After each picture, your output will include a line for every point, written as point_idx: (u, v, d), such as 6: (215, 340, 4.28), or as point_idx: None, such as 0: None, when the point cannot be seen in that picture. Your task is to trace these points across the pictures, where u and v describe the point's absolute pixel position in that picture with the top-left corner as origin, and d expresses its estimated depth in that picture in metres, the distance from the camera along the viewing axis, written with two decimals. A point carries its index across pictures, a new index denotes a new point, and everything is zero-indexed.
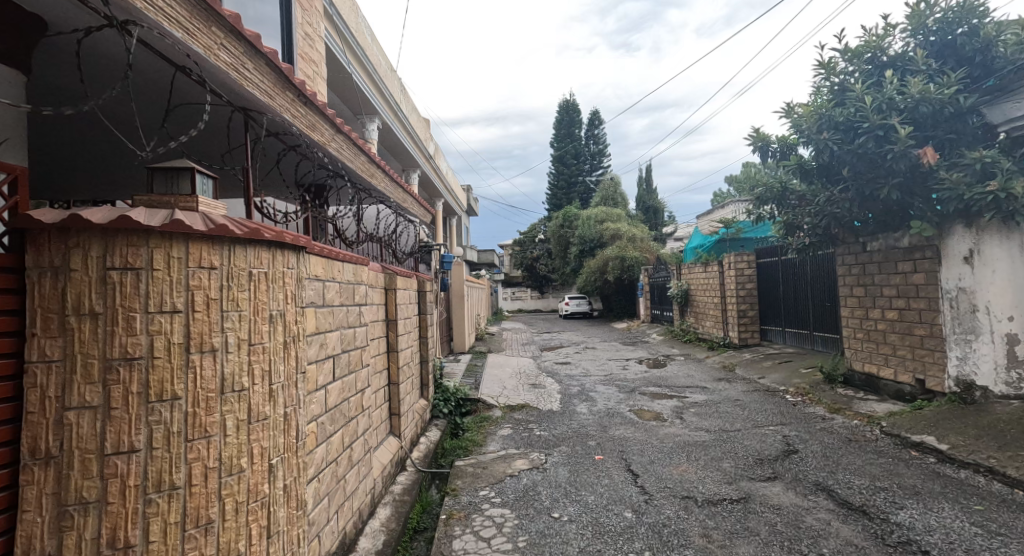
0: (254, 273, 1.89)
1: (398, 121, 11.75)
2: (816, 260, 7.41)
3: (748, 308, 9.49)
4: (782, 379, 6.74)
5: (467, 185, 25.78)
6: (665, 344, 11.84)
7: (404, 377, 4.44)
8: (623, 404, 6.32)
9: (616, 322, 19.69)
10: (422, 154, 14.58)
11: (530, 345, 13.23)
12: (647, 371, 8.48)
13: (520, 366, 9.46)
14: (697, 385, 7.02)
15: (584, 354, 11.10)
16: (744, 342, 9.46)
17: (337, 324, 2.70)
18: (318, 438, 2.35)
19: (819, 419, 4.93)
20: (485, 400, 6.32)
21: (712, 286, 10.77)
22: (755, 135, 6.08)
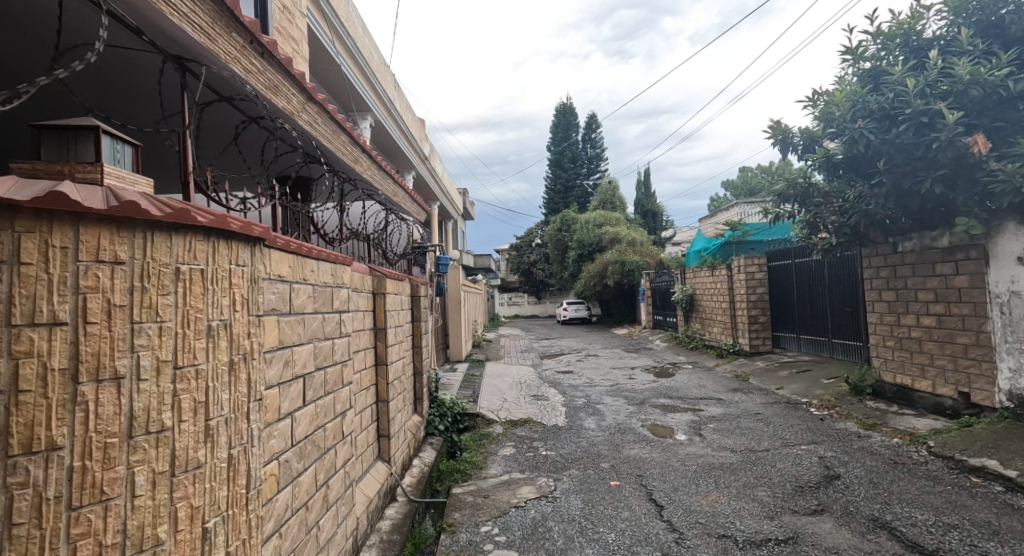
0: (184, 270, 1.39)
1: (392, 119, 11.29)
2: (836, 263, 6.99)
3: (759, 313, 9.05)
4: (804, 391, 6.28)
5: (463, 188, 25.33)
6: (671, 351, 11.38)
7: (395, 394, 3.94)
8: (634, 419, 5.84)
9: (617, 328, 19.22)
10: (417, 154, 14.14)
11: (530, 352, 12.74)
12: (656, 381, 8.00)
13: (521, 375, 8.97)
14: (712, 398, 6.55)
15: (587, 362, 10.62)
16: (756, 350, 9.01)
17: (308, 335, 2.21)
18: (281, 482, 1.86)
19: (854, 437, 4.48)
20: (484, 414, 5.83)
21: (720, 291, 10.34)
22: (775, 127, 5.65)
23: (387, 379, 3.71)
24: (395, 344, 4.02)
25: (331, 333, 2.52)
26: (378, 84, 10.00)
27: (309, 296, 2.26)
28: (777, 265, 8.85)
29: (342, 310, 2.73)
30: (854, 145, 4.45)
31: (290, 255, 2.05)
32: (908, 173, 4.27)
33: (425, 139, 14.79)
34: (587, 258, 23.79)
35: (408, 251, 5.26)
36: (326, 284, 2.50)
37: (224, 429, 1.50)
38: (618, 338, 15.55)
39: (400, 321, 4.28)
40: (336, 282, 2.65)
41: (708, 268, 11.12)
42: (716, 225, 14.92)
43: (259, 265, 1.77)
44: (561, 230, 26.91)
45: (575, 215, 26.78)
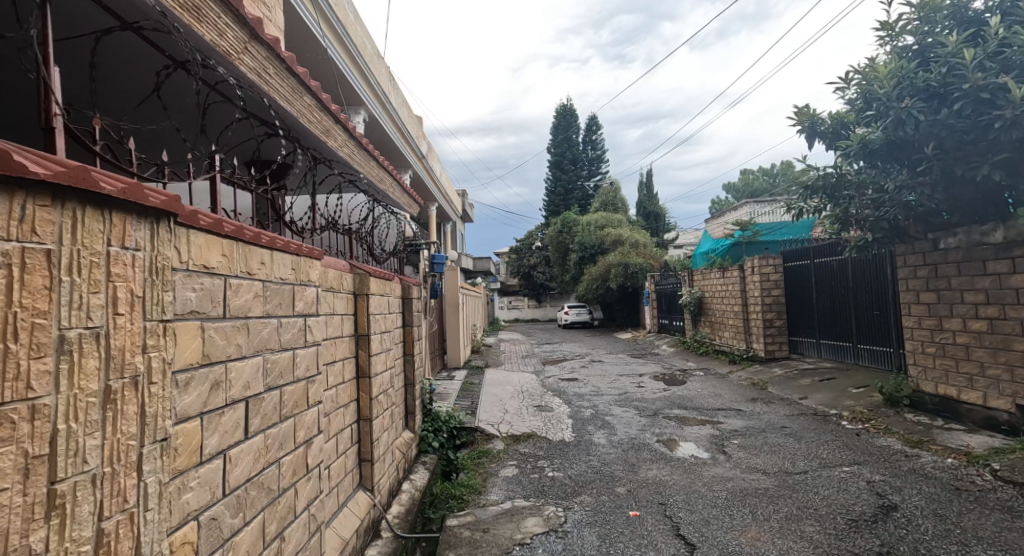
0: (8, 245, 0.86)
1: (387, 113, 10.84)
2: (862, 262, 6.53)
3: (774, 317, 8.57)
4: (831, 401, 5.78)
5: (462, 189, 24.91)
6: (679, 357, 10.89)
7: (381, 411, 3.43)
8: (647, 433, 5.35)
9: (620, 332, 18.74)
10: (414, 152, 13.69)
11: (531, 358, 12.25)
12: (667, 390, 7.50)
13: (522, 383, 8.47)
14: (731, 409, 6.05)
15: (592, 368, 10.12)
16: (772, 356, 8.51)
17: (253, 345, 1.69)
18: (202, 550, 1.34)
19: (900, 456, 3.97)
20: (484, 428, 5.33)
21: (731, 294, 9.87)
22: (800, 113, 5.18)
23: (371, 394, 3.21)
24: (381, 353, 3.51)
25: (291, 343, 2.01)
26: (371, 76, 9.55)
27: (255, 295, 1.74)
28: (794, 266, 8.37)
29: (308, 314, 2.21)
30: (897, 128, 3.97)
31: (223, 240, 1.53)
32: (960, 159, 3.80)
33: (422, 137, 14.36)
34: (589, 261, 23.33)
35: (399, 248, 4.76)
36: (283, 281, 1.98)
37: (85, 494, 0.98)
38: (622, 343, 15.06)
39: (388, 327, 3.78)
40: (299, 278, 2.13)
41: (718, 270, 10.65)
42: (723, 225, 14.45)
43: (166, 250, 1.25)
44: (562, 232, 26.45)
45: (576, 217, 26.34)
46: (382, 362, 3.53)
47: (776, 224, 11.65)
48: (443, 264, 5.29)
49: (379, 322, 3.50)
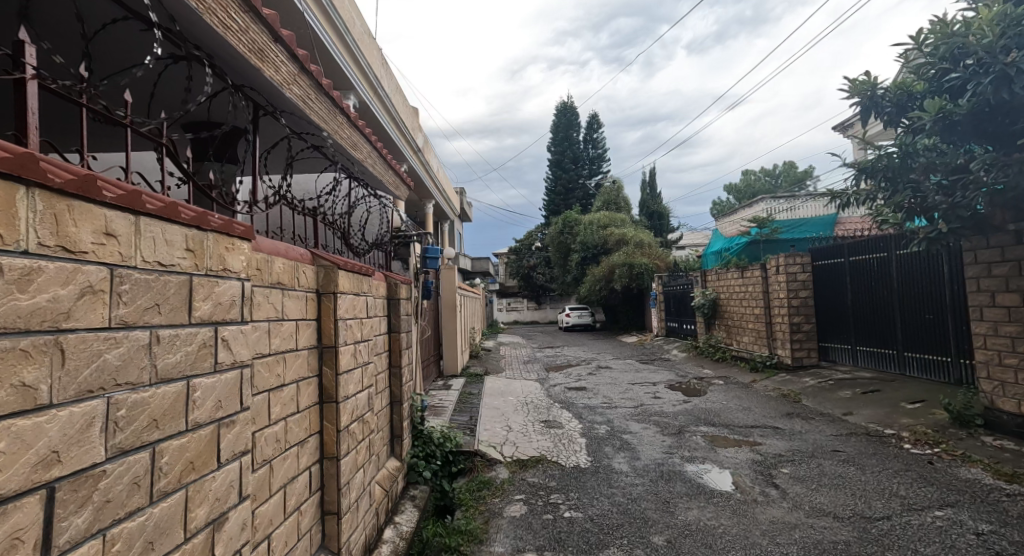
0: None
1: (379, 99, 10.16)
2: (914, 258, 5.81)
3: (802, 321, 7.84)
4: (884, 419, 5.03)
5: (460, 187, 24.25)
6: (693, 363, 10.14)
7: (356, 443, 2.66)
8: (675, 456, 4.60)
9: (625, 336, 17.98)
10: (409, 143, 13.00)
11: (534, 364, 11.50)
12: (687, 402, 6.76)
13: (526, 393, 7.72)
14: (768, 427, 5.30)
15: (600, 376, 9.37)
16: (799, 363, 7.78)
17: (76, 383, 0.92)
18: None
19: (999, 496, 3.21)
20: (485, 452, 4.56)
21: (751, 296, 9.15)
22: (852, 84, 4.44)
23: (341, 423, 2.44)
24: (357, 369, 2.73)
25: (184, 368, 1.24)
26: (359, 53, 8.89)
27: (87, 294, 0.95)
28: (825, 265, 7.65)
29: (221, 319, 1.42)
30: (1003, 87, 3.35)
31: None
32: None
33: (419, 129, 13.64)
34: (592, 261, 22.60)
35: (385, 239, 4.00)
36: (166, 268, 1.19)
37: None
38: (628, 348, 14.30)
39: (368, 334, 3.01)
40: (204, 267, 1.34)
41: (735, 270, 9.92)
42: (736, 224, 13.75)
43: None
44: (563, 232, 25.72)
45: (578, 217, 25.60)
46: (359, 380, 2.76)
47: (797, 222, 10.95)
48: (438, 259, 4.55)
49: (355, 328, 2.74)
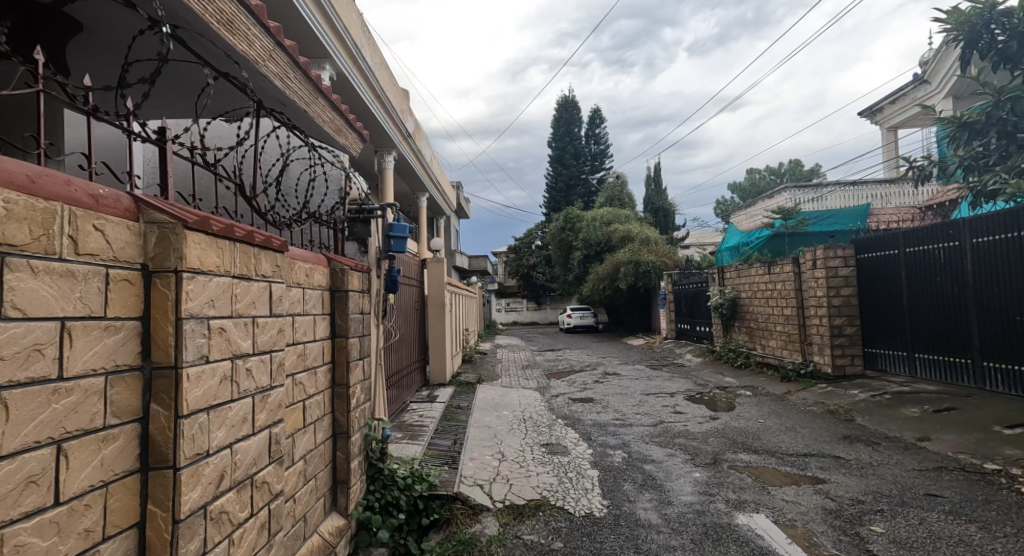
0: None
1: (360, 73, 9.15)
2: (999, 243, 4.86)
3: (845, 323, 6.78)
4: (978, 449, 3.95)
5: (456, 181, 23.31)
6: (712, 370, 9.09)
7: (232, 531, 1.55)
8: (716, 498, 3.52)
9: (630, 338, 16.94)
10: (396, 127, 12.00)
11: (534, 370, 10.47)
12: (715, 419, 5.69)
13: (524, 406, 6.66)
14: (826, 456, 4.22)
15: (609, 385, 8.30)
16: (842, 373, 6.70)
17: None
18: None
19: None
20: (468, 496, 3.46)
21: (780, 296, 8.10)
22: None
23: (187, 504, 1.34)
24: (238, 399, 1.63)
25: None
26: (335, 16, 7.86)
27: None
28: (871, 259, 6.62)
29: None
30: None
31: None
32: None
33: (409, 113, 12.62)
34: (595, 259, 21.55)
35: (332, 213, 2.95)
36: None
37: None
38: (636, 351, 13.24)
39: (274, 341, 1.91)
40: None
41: (759, 267, 8.85)
42: (753, 217, 12.77)
43: None
44: (564, 229, 24.66)
45: (579, 213, 24.53)
46: (245, 419, 1.66)
47: (825, 214, 9.97)
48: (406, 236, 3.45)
49: (236, 331, 1.63)
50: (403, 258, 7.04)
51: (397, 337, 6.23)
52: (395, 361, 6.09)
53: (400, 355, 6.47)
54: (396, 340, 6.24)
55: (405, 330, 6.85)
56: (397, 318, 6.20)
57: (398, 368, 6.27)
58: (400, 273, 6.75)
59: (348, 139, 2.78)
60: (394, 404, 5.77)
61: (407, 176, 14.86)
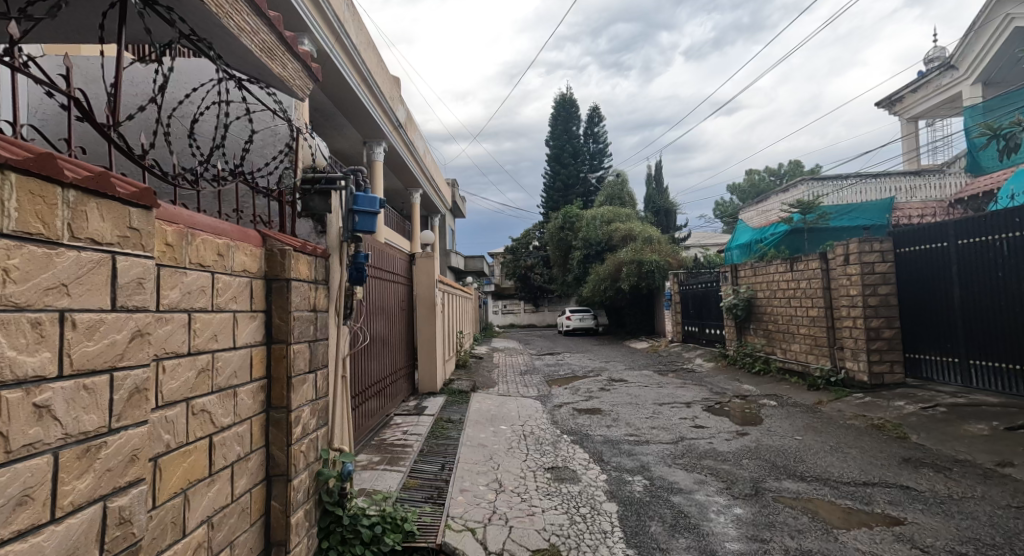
0: None
1: (343, 52, 8.37)
2: None
3: (883, 326, 6.05)
4: None
5: (452, 179, 22.58)
6: (727, 377, 8.38)
7: None
8: (771, 548, 2.76)
9: (633, 341, 16.24)
10: (386, 115, 11.25)
11: (534, 376, 9.73)
12: (744, 436, 4.95)
13: (524, 419, 5.91)
14: (891, 486, 3.48)
15: (617, 393, 7.57)
16: (879, 381, 5.98)
17: None
18: None
19: None
20: (456, 547, 2.69)
21: (804, 296, 7.37)
22: None
23: None
24: (7, 465, 0.87)
25: None
26: None
27: None
28: (914, 254, 5.90)
29: None
30: None
31: None
32: None
33: (401, 101, 11.87)
34: (595, 259, 20.84)
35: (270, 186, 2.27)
36: None
37: None
38: (641, 355, 12.52)
39: (121, 353, 1.14)
40: None
41: (779, 264, 8.13)
42: (766, 213, 12.10)
43: None
44: (563, 228, 23.95)
45: (579, 212, 23.82)
46: (24, 502, 0.89)
47: (847, 207, 9.32)
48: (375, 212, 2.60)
49: (4, 337, 0.87)
50: (386, 252, 6.27)
51: (376, 340, 5.46)
52: (375, 369, 5.32)
53: (382, 362, 5.68)
54: (376, 345, 5.46)
55: (388, 332, 6.07)
56: (374, 319, 5.41)
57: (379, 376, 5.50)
58: (382, 269, 5.97)
59: (289, 71, 2.15)
60: (373, 418, 5.00)
61: (400, 170, 14.13)
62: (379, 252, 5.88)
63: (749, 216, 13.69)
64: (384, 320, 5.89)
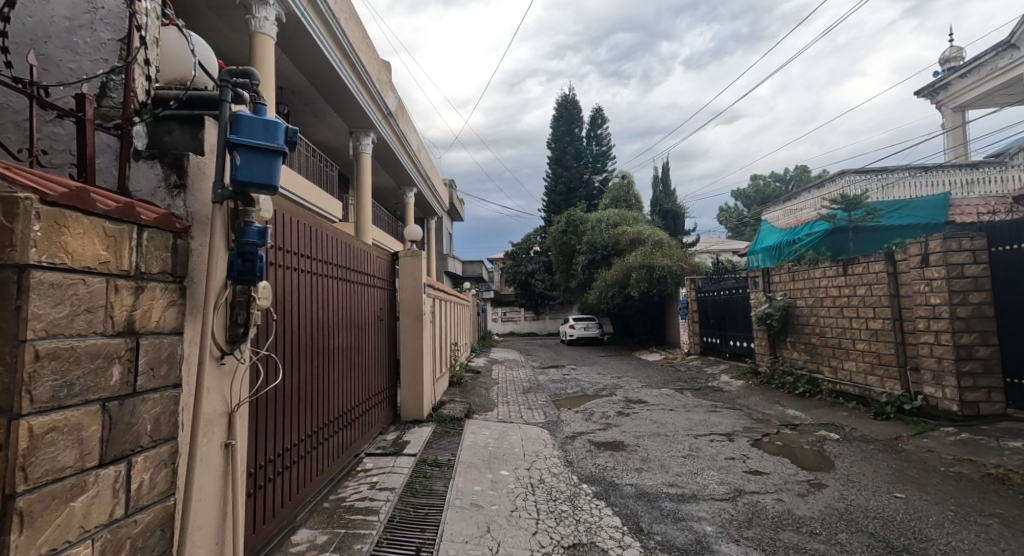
0: None
1: (319, 17, 7.21)
2: None
3: (977, 343, 4.84)
4: None
5: (450, 179, 21.52)
6: (765, 399, 7.21)
7: None
8: None
9: (644, 353, 15.12)
10: (374, 101, 10.12)
11: (539, 395, 8.57)
12: (822, 491, 3.76)
13: (531, 458, 4.72)
14: None
15: (639, 420, 6.40)
16: (975, 412, 4.79)
17: None
18: None
19: None
20: None
21: (863, 305, 6.19)
22: None
23: None
24: None
25: None
26: None
27: None
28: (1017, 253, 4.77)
29: None
30: None
31: None
32: None
33: (391, 86, 10.75)
34: (600, 265, 19.66)
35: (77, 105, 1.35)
36: None
37: None
38: (655, 370, 11.32)
39: None
40: None
41: (826, 267, 6.95)
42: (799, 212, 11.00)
43: None
44: (566, 232, 22.79)
45: (583, 215, 22.66)
46: None
47: (897, 203, 8.20)
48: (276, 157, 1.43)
49: None
50: (360, 249, 5.07)
51: (340, 359, 4.27)
52: (337, 398, 4.11)
53: (349, 387, 4.47)
54: (340, 365, 4.27)
55: (360, 350, 4.87)
56: (335, 332, 4.20)
57: (345, 406, 4.30)
58: (352, 269, 4.78)
59: None
60: (331, 464, 3.79)
61: (392, 166, 13.01)
62: (348, 247, 4.69)
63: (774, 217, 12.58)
64: (353, 333, 4.69)
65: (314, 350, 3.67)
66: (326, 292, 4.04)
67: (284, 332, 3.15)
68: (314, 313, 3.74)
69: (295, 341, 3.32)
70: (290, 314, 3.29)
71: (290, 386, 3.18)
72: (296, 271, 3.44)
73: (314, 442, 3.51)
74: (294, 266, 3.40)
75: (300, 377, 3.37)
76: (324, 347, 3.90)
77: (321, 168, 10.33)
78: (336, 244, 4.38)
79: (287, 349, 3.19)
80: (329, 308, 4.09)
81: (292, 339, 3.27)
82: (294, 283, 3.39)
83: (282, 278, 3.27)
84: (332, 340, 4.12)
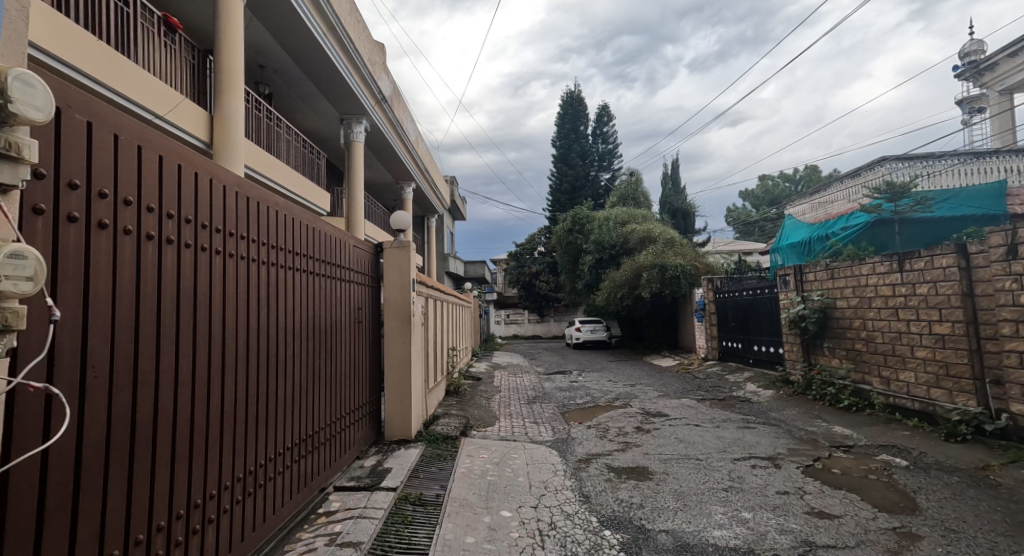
0: None
1: None
2: None
3: None
4: None
5: (451, 175, 20.71)
6: (805, 414, 6.33)
7: None
8: None
9: (656, 358, 14.26)
10: (365, 83, 9.32)
11: (546, 406, 7.74)
12: (920, 546, 2.88)
13: (539, 491, 3.86)
14: None
15: (662, 438, 5.55)
16: None
17: None
18: None
19: None
20: None
21: (925, 306, 5.34)
22: None
23: None
24: None
25: None
26: None
27: None
28: None
29: None
30: None
31: None
32: None
33: (384, 69, 9.95)
34: (608, 265, 18.77)
35: None
36: None
37: None
38: (672, 377, 10.44)
39: None
40: None
41: (876, 262, 6.07)
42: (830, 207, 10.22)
43: None
44: (572, 231, 21.93)
45: (590, 213, 21.84)
46: None
47: (948, 192, 7.33)
48: None
49: None
50: (335, 238, 4.30)
51: (302, 370, 3.43)
52: (296, 419, 3.27)
53: (317, 403, 3.64)
54: (303, 376, 3.43)
55: (332, 357, 4.04)
56: (295, 336, 3.37)
57: (308, 428, 3.46)
58: (321, 260, 3.95)
59: None
60: (279, 507, 2.94)
61: (388, 159, 12.24)
62: (315, 233, 3.87)
63: (800, 212, 11.74)
64: (322, 337, 3.85)
65: (259, 358, 2.84)
66: (281, 286, 3.22)
67: (204, 336, 2.32)
68: (260, 312, 2.91)
69: (227, 348, 2.52)
70: (217, 311, 2.46)
71: (210, 408, 2.35)
72: (231, 255, 2.62)
73: (259, 480, 2.77)
74: (226, 248, 2.57)
75: (232, 395, 2.54)
76: (278, 354, 3.08)
77: (309, 156, 9.55)
78: (298, 228, 3.56)
79: (210, 358, 2.36)
80: (286, 305, 3.27)
81: (218, 344, 2.44)
82: (226, 270, 2.56)
83: (221, 268, 2.53)
84: (292, 345, 3.29)
